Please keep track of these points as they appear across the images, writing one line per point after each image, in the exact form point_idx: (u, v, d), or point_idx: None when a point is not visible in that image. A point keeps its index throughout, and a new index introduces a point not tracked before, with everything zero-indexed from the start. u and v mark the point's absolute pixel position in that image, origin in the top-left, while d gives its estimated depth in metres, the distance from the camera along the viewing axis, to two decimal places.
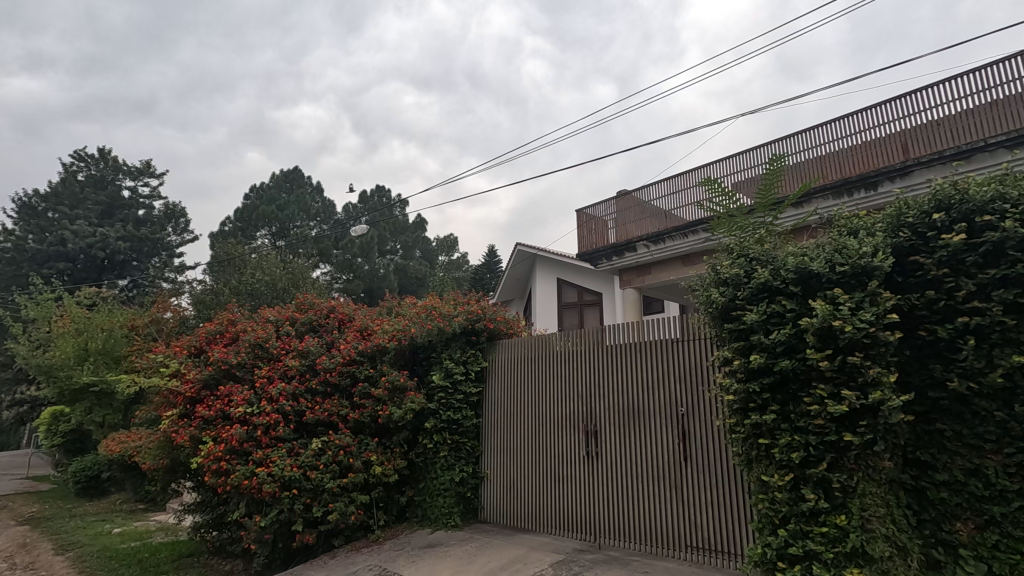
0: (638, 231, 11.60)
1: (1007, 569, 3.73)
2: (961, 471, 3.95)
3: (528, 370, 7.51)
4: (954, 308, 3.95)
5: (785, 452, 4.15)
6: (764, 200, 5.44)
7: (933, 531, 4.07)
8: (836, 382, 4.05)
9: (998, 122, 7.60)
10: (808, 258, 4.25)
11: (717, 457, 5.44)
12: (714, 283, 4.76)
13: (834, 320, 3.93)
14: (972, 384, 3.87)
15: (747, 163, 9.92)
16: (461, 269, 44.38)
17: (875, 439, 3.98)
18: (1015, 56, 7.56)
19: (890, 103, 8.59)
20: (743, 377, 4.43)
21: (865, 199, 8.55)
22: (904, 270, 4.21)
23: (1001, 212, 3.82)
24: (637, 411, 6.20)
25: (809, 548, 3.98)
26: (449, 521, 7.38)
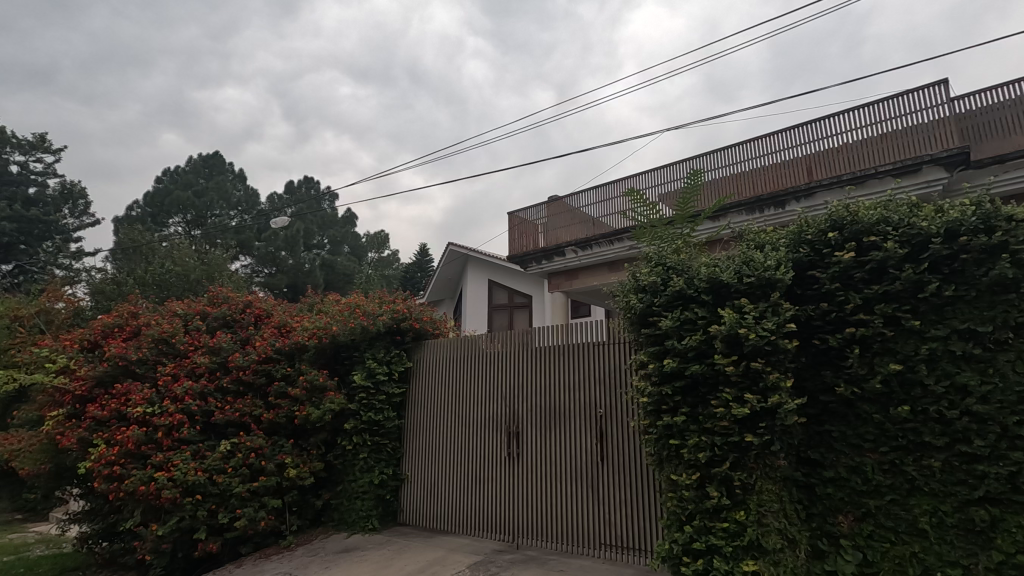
0: (567, 236, 11.85)
1: (880, 556, 4.12)
2: (844, 467, 4.33)
3: (452, 372, 7.47)
4: (844, 319, 4.31)
5: (693, 452, 4.38)
6: (683, 212, 5.73)
7: (820, 524, 4.41)
8: (740, 386, 4.31)
9: (886, 152, 8.45)
10: (720, 268, 4.51)
11: (631, 457, 5.65)
12: (634, 289, 4.95)
13: (740, 328, 4.20)
14: (856, 389, 4.25)
15: (670, 176, 10.39)
16: (392, 266, 43.42)
17: (772, 439, 4.27)
18: (901, 94, 8.44)
19: (797, 129, 9.32)
20: (657, 380, 4.64)
21: (773, 216, 9.17)
22: (803, 283, 4.54)
23: (884, 234, 4.21)
24: (558, 413, 6.32)
25: (711, 543, 4.22)
26: (366, 525, 7.19)
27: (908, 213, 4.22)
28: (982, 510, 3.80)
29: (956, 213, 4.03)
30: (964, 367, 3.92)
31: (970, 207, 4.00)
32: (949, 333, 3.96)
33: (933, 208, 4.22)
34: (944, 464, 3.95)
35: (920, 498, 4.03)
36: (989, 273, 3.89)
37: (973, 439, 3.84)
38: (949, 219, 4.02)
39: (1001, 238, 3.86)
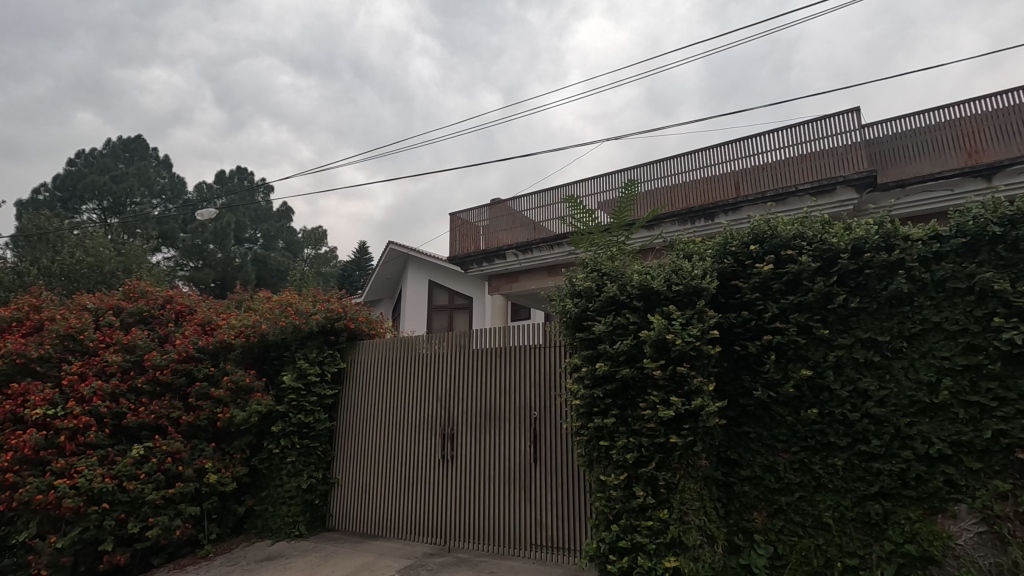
0: (508, 239, 11.92)
1: (789, 550, 4.40)
2: (760, 467, 4.61)
3: (388, 373, 7.35)
4: (762, 326, 4.58)
5: (621, 452, 4.52)
6: (619, 220, 5.90)
7: (736, 520, 4.65)
8: (667, 390, 4.49)
9: (805, 172, 9.07)
10: (651, 276, 4.70)
11: (563, 459, 5.76)
12: (570, 294, 5.06)
13: (668, 333, 4.38)
14: (772, 393, 4.53)
15: (608, 184, 10.69)
16: (329, 263, 42.07)
17: (695, 440, 4.48)
18: (820, 119, 9.08)
19: (727, 146, 9.84)
20: (589, 383, 4.76)
21: (703, 228, 9.62)
22: (727, 292, 4.78)
23: (800, 248, 4.51)
24: (493, 416, 6.35)
25: (636, 540, 4.37)
26: (292, 531, 6.92)
27: (821, 230, 4.54)
28: (877, 504, 4.15)
29: (861, 231, 4.38)
30: (865, 373, 4.28)
31: (873, 227, 4.36)
32: (853, 342, 4.31)
33: (842, 226, 4.57)
34: (846, 463, 4.29)
35: (825, 495, 4.35)
36: (888, 286, 4.26)
37: (871, 439, 4.19)
38: (856, 236, 4.37)
39: (899, 255, 4.23)
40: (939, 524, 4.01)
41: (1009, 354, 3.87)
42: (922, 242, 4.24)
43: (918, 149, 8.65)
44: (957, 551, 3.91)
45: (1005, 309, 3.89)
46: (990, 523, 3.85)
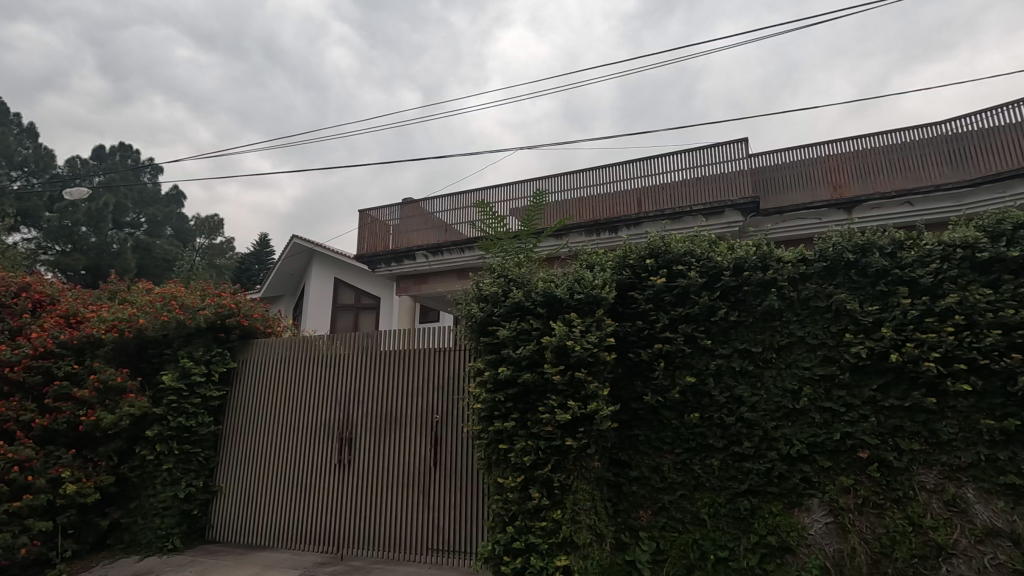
0: (419, 240, 11.76)
1: (670, 545, 4.70)
2: (647, 467, 4.90)
3: (284, 374, 6.97)
4: (654, 335, 4.87)
5: (520, 456, 4.62)
6: (527, 228, 6.03)
7: (624, 519, 4.90)
8: (565, 394, 4.65)
9: (699, 194, 9.79)
10: (555, 284, 4.86)
11: (463, 462, 5.77)
12: (476, 298, 5.12)
13: (568, 340, 4.55)
14: (661, 398, 4.83)
15: (520, 193, 10.89)
16: (225, 255, 39.17)
17: (589, 442, 4.67)
18: (715, 146, 9.86)
19: (632, 164, 10.40)
20: (492, 387, 4.82)
21: (606, 240, 10.10)
22: (624, 302, 5.03)
23: (689, 264, 4.85)
24: (394, 419, 6.23)
25: (530, 541, 4.48)
26: (165, 545, 6.33)
27: (708, 248, 4.92)
28: (746, 500, 4.56)
29: (742, 251, 4.80)
30: (741, 380, 4.69)
31: (752, 248, 4.79)
32: (731, 352, 4.72)
33: (726, 246, 4.98)
34: (722, 463, 4.68)
35: (703, 492, 4.71)
36: (762, 303, 4.71)
37: (743, 441, 4.60)
38: (737, 256, 4.78)
39: (772, 275, 4.69)
40: (796, 517, 4.48)
41: (856, 366, 4.42)
42: (792, 264, 4.73)
43: (795, 180, 9.64)
44: (809, 540, 4.38)
45: (855, 327, 4.44)
46: (836, 515, 4.37)
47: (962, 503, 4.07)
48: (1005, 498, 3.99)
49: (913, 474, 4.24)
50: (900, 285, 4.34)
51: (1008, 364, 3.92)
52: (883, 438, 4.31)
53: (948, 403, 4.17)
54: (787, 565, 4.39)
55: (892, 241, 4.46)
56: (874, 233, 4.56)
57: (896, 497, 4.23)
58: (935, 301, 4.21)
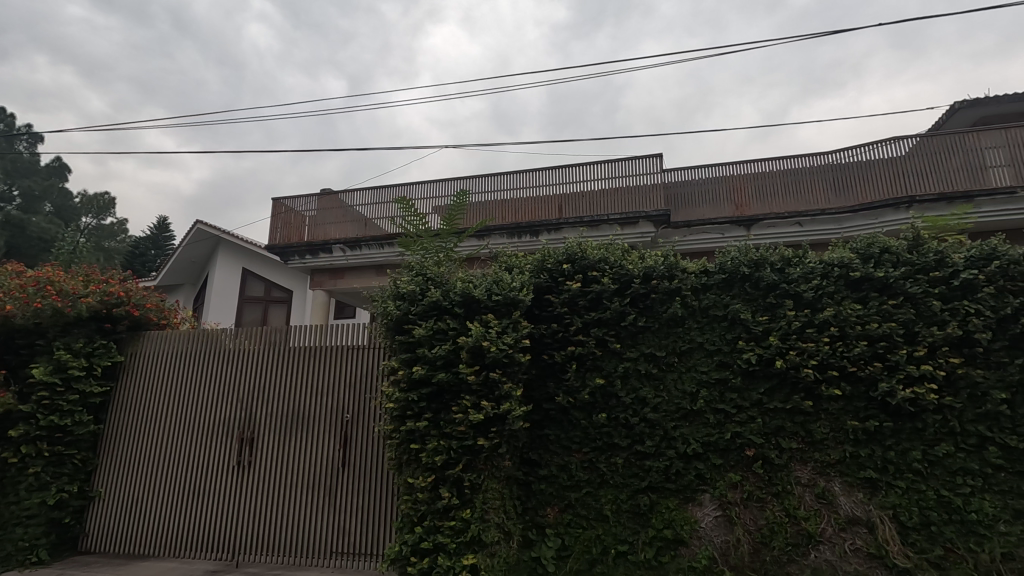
0: (336, 233, 11.36)
1: (574, 540, 4.86)
2: (556, 466, 5.04)
3: (179, 370, 6.48)
4: (567, 338, 5.02)
5: (431, 455, 4.59)
6: (449, 227, 6.02)
7: (532, 516, 5.01)
8: (479, 394, 4.68)
9: (616, 204, 10.18)
10: (473, 284, 4.88)
11: (372, 462, 5.66)
12: (393, 296, 5.04)
13: (484, 340, 4.58)
14: (571, 398, 5.00)
15: (443, 191, 10.82)
16: (115, 238, 35.67)
17: (501, 442, 4.73)
18: (632, 158, 10.32)
19: (554, 170, 10.66)
20: (405, 386, 4.77)
21: (526, 243, 10.29)
22: (541, 304, 5.14)
23: (603, 270, 5.05)
24: (300, 418, 5.97)
25: (437, 541, 4.46)
26: (28, 558, 5.67)
27: (621, 256, 5.14)
28: (646, 496, 4.81)
29: (651, 261, 5.06)
30: (645, 382, 4.96)
31: (661, 258, 5.06)
32: (638, 356, 4.98)
33: (637, 255, 5.23)
34: (625, 461, 4.92)
35: (607, 489, 4.92)
36: (667, 310, 5.00)
37: (646, 440, 4.86)
38: (646, 264, 5.03)
39: (678, 284, 4.98)
40: (690, 511, 4.79)
41: (746, 371, 4.81)
42: (695, 275, 5.05)
43: (702, 196, 10.30)
44: (700, 532, 4.70)
45: (747, 335, 4.82)
46: (725, 508, 4.72)
47: (829, 495, 4.55)
48: (864, 490, 4.51)
49: (791, 470, 4.67)
50: (786, 298, 4.78)
51: (872, 372, 4.43)
52: (767, 437, 4.72)
53: (822, 406, 4.64)
54: (680, 557, 4.67)
55: (781, 258, 4.90)
56: (767, 250, 4.98)
57: (776, 491, 4.65)
58: (815, 314, 4.67)
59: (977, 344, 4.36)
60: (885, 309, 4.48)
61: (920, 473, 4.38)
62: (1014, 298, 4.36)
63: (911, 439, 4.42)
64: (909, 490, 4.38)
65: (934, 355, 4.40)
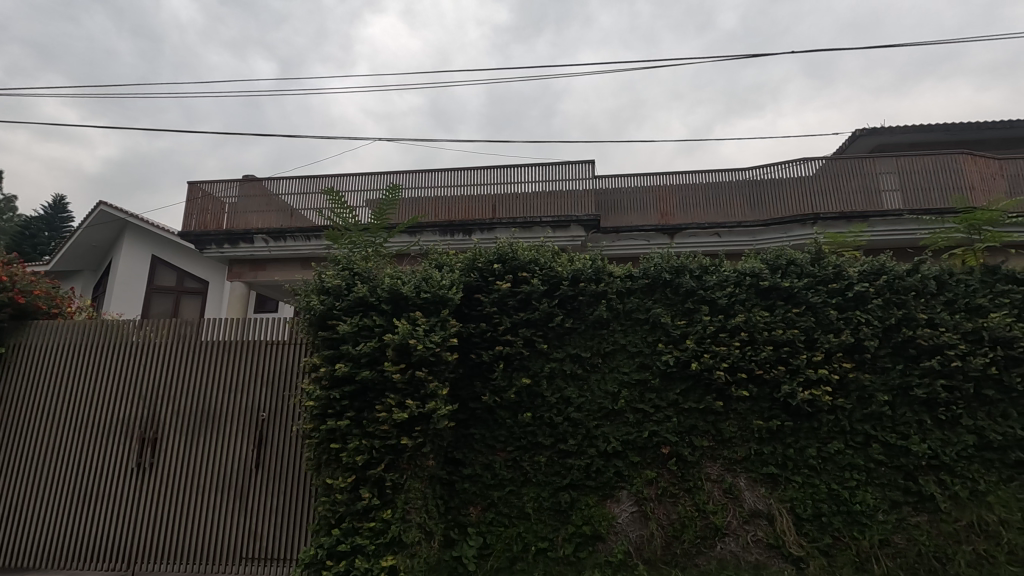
0: (259, 223, 10.80)
1: (496, 539, 4.89)
2: (480, 465, 5.04)
3: (72, 364, 5.92)
4: (496, 338, 5.04)
5: (351, 455, 4.46)
6: (379, 222, 5.88)
7: (454, 516, 4.97)
8: (404, 393, 4.60)
9: (549, 207, 10.35)
10: (401, 281, 4.79)
11: (289, 463, 5.44)
12: (317, 290, 4.87)
13: (411, 338, 4.50)
14: (497, 398, 5.02)
15: (374, 184, 10.56)
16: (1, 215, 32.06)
17: (425, 441, 4.68)
18: (566, 163, 10.53)
19: (489, 170, 10.69)
20: (327, 384, 4.61)
21: (458, 242, 10.25)
22: (470, 303, 5.14)
23: (532, 272, 5.11)
24: (211, 416, 5.62)
25: (355, 543, 4.35)
26: None
27: (551, 258, 5.22)
28: (567, 494, 4.92)
29: (580, 264, 5.18)
30: (570, 382, 5.08)
31: (589, 261, 5.19)
32: (564, 357, 5.08)
33: (567, 257, 5.34)
34: (548, 459, 5.01)
35: (529, 488, 4.99)
36: (593, 312, 5.13)
37: (569, 439, 4.97)
38: (575, 267, 5.14)
39: (604, 287, 5.12)
40: (608, 507, 4.95)
41: (664, 372, 5.03)
42: (620, 279, 5.22)
43: (631, 204, 10.66)
44: (617, 528, 4.86)
45: (666, 338, 5.04)
46: (640, 504, 4.91)
47: (736, 490, 4.85)
48: (766, 485, 4.85)
49: (702, 467, 4.94)
50: (703, 304, 5.05)
51: (776, 375, 4.76)
52: (681, 436, 4.96)
53: (732, 406, 4.93)
54: (597, 552, 4.81)
55: (699, 266, 5.16)
56: (687, 258, 5.23)
57: (688, 487, 4.90)
58: (728, 320, 4.96)
59: (866, 351, 4.79)
60: (789, 317, 4.84)
61: (814, 468, 4.75)
62: (897, 310, 4.83)
63: (808, 438, 4.80)
64: (804, 484, 4.74)
65: (829, 360, 4.79)
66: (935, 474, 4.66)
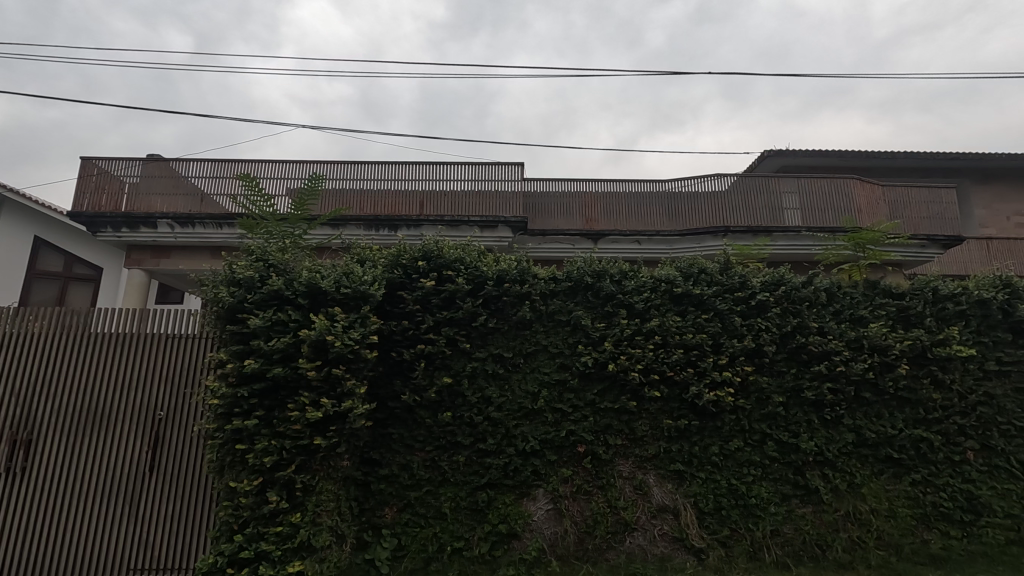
0: (163, 206, 10.00)
1: (411, 540, 4.82)
2: (397, 465, 4.94)
3: None
4: (417, 336, 4.97)
5: (259, 456, 4.22)
6: (298, 212, 5.63)
7: (368, 518, 4.84)
8: (318, 391, 4.42)
9: (478, 207, 10.35)
10: (320, 275, 4.60)
11: (186, 465, 5.09)
12: (227, 281, 4.58)
13: (328, 335, 4.33)
14: (417, 397, 4.94)
15: (296, 172, 10.09)
16: None
17: (339, 441, 4.53)
18: (496, 164, 10.58)
19: (419, 166, 10.53)
20: (234, 381, 4.35)
21: (383, 237, 10.02)
22: (392, 300, 5.02)
23: (458, 270, 5.08)
24: (95, 417, 5.13)
25: (260, 549, 4.13)
26: None
27: (477, 258, 5.22)
28: (484, 493, 4.94)
29: (505, 264, 5.21)
30: (491, 382, 5.09)
31: (514, 262, 5.23)
32: (486, 357, 5.10)
33: (493, 258, 5.35)
34: (467, 459, 5.00)
35: (447, 488, 4.96)
36: (517, 313, 5.18)
37: (488, 438, 4.99)
38: (500, 268, 5.16)
39: (528, 288, 5.18)
40: (524, 505, 5.01)
41: (583, 373, 5.17)
42: (544, 281, 5.31)
43: (558, 208, 10.88)
44: (532, 525, 4.94)
45: (586, 340, 5.19)
46: (556, 501, 5.02)
47: (645, 487, 5.08)
48: (672, 481, 5.11)
49: (615, 464, 5.13)
50: (621, 307, 5.24)
51: (685, 376, 5.03)
52: (597, 435, 5.12)
53: (644, 406, 5.15)
54: (512, 550, 4.86)
55: (620, 271, 5.36)
56: (608, 263, 5.41)
57: (601, 484, 5.07)
58: (644, 324, 5.18)
59: (765, 356, 5.17)
60: (699, 322, 5.14)
61: (716, 464, 5.07)
62: (793, 318, 5.26)
63: (712, 436, 5.11)
64: (707, 480, 5.05)
65: (733, 363, 5.13)
66: (819, 469, 5.11)
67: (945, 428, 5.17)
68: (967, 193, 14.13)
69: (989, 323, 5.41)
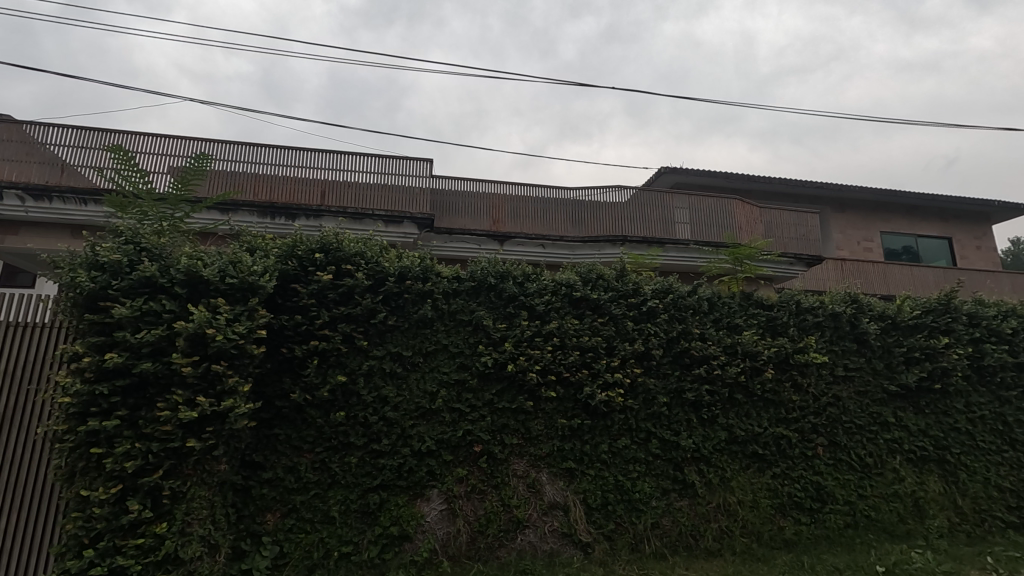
0: (12, 175, 8.70)
1: (293, 547, 4.56)
2: (282, 468, 4.66)
3: None
4: (311, 332, 4.72)
5: (119, 461, 3.79)
6: (180, 192, 5.14)
7: (247, 525, 4.51)
8: (194, 389, 4.05)
9: (383, 201, 10.06)
10: (202, 263, 4.22)
11: (22, 475, 4.44)
12: (87, 265, 4.07)
13: (208, 328, 3.97)
14: (307, 396, 4.70)
15: (179, 149, 9.20)
16: None
17: (217, 444, 4.18)
18: (404, 159, 10.37)
19: (321, 155, 10.05)
20: (92, 377, 3.88)
21: (278, 226, 9.41)
22: (284, 294, 4.75)
23: (357, 265, 4.89)
24: None
25: (115, 565, 3.71)
26: None
27: (378, 253, 5.07)
28: (376, 495, 4.79)
29: (408, 261, 5.11)
30: (388, 381, 4.96)
31: (417, 260, 5.15)
32: (384, 355, 4.95)
33: (396, 253, 5.22)
34: (359, 460, 4.81)
35: (336, 491, 4.74)
36: (418, 311, 5.09)
37: (382, 439, 4.85)
38: (403, 264, 5.05)
39: (430, 286, 5.11)
40: (417, 506, 4.93)
41: (482, 373, 5.19)
42: (447, 280, 5.26)
43: (464, 208, 10.85)
44: (424, 527, 4.87)
45: (487, 340, 5.22)
46: (449, 501, 4.99)
47: (538, 484, 5.20)
48: (564, 478, 5.28)
49: (509, 464, 5.20)
50: (522, 309, 5.34)
51: (580, 377, 5.22)
52: (494, 434, 5.16)
53: (540, 406, 5.28)
54: (403, 552, 4.77)
55: (523, 273, 5.46)
56: (512, 265, 5.49)
57: (495, 483, 5.11)
58: (543, 325, 5.31)
59: (652, 359, 5.50)
60: (594, 325, 5.37)
61: (605, 462, 5.31)
62: (679, 324, 5.66)
63: (602, 434, 5.34)
64: (596, 477, 5.27)
65: (624, 365, 5.40)
66: (696, 465, 5.52)
67: (801, 426, 5.81)
68: (827, 219, 15.97)
69: (839, 333, 6.15)
